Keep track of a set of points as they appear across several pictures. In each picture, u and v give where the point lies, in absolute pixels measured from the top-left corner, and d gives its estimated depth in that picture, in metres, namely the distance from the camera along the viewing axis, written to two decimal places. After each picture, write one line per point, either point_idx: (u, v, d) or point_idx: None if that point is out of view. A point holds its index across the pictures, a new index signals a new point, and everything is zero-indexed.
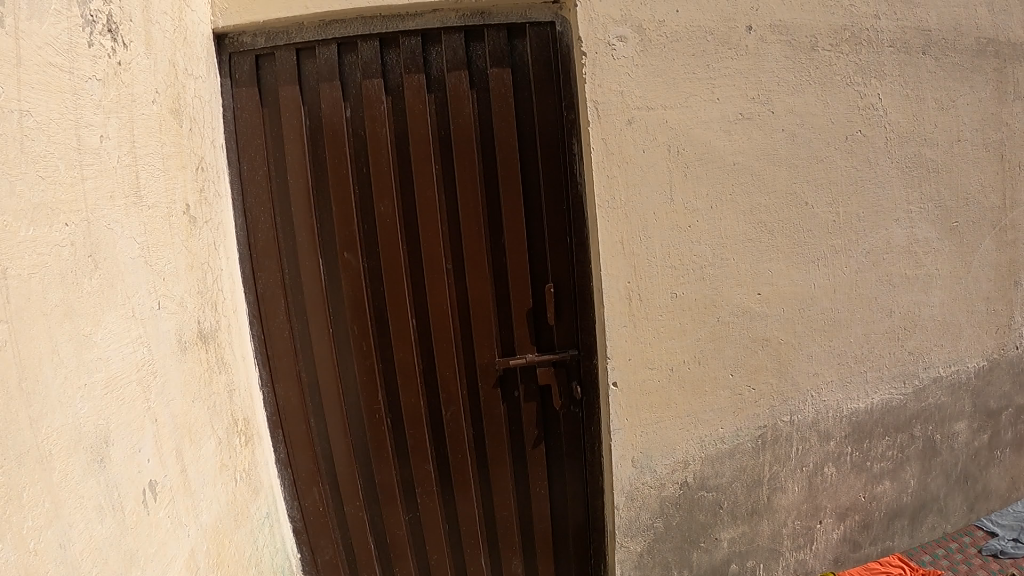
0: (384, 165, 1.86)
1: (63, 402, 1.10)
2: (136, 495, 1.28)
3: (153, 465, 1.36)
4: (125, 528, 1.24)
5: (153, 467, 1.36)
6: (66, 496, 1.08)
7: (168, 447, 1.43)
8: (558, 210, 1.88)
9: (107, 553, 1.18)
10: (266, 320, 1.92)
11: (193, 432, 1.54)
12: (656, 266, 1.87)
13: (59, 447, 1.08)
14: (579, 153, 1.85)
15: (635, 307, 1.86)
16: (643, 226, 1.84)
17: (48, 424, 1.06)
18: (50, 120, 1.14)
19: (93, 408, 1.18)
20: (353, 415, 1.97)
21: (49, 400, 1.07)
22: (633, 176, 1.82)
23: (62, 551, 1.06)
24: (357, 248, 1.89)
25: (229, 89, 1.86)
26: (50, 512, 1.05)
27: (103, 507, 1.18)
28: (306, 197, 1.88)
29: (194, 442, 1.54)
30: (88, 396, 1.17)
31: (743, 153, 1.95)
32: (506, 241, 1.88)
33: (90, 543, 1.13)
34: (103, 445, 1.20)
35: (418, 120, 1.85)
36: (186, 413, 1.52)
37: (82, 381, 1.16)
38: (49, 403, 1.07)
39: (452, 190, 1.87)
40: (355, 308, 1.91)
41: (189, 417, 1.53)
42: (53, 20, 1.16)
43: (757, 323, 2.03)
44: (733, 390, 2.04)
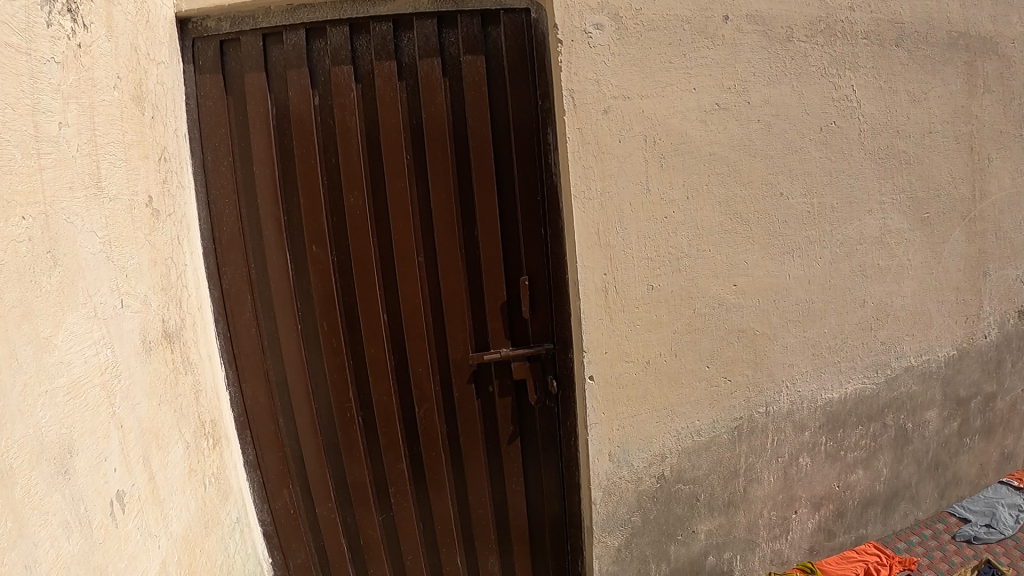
0: (353, 155, 1.80)
1: (24, 412, 1.04)
2: (103, 507, 1.22)
3: (120, 475, 1.30)
4: (94, 544, 1.18)
5: (119, 476, 1.29)
6: (29, 512, 1.02)
7: (135, 455, 1.36)
8: (534, 201, 1.84)
9: (74, 571, 1.12)
10: (232, 317, 1.87)
11: (160, 437, 1.48)
12: (633, 258, 1.83)
13: (20, 461, 1.02)
14: (554, 142, 1.81)
15: (611, 300, 1.82)
16: (619, 217, 1.80)
17: (9, 437, 1.00)
18: (7, 106, 1.07)
19: (56, 416, 1.12)
20: (324, 413, 1.92)
21: (9, 411, 1.00)
22: (609, 167, 1.79)
23: (27, 572, 1.00)
24: (326, 241, 1.83)
25: (192, 76, 1.80)
26: (14, 530, 0.99)
27: (70, 523, 1.12)
28: (273, 189, 1.82)
29: (161, 448, 1.48)
30: (50, 404, 1.11)
31: (719, 143, 1.93)
32: (481, 233, 1.83)
33: (56, 560, 1.08)
34: (68, 455, 1.14)
35: (389, 108, 1.79)
36: (152, 418, 1.46)
37: (43, 388, 1.10)
38: (10, 414, 1.00)
39: (424, 180, 1.82)
40: (324, 304, 1.85)
41: (156, 421, 1.47)
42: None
43: (733, 314, 2.02)
44: (709, 381, 2.04)
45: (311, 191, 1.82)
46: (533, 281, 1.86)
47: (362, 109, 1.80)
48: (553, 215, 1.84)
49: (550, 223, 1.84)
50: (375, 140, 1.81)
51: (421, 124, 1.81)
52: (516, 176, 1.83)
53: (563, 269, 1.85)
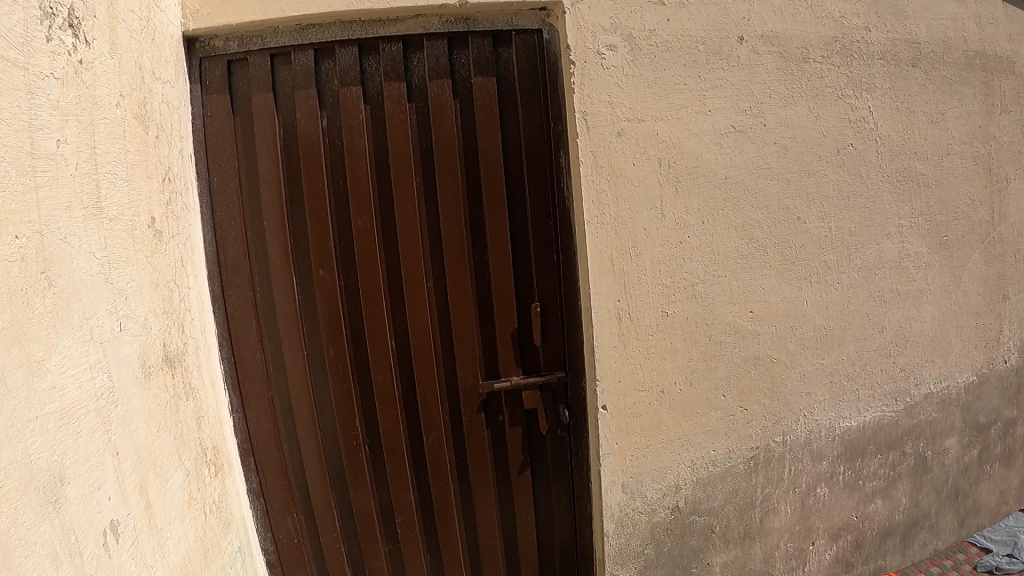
0: (362, 177, 1.77)
1: (12, 439, 0.99)
2: (96, 538, 1.17)
3: (114, 504, 1.25)
4: None
5: (114, 505, 1.24)
6: (13, 544, 0.97)
7: (130, 483, 1.31)
8: (546, 225, 1.79)
9: None
10: (237, 341, 1.82)
11: (157, 464, 1.43)
12: (647, 284, 1.78)
13: (6, 490, 0.97)
14: (567, 165, 1.77)
15: (625, 327, 1.77)
16: (633, 242, 1.75)
17: None
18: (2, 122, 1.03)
19: (46, 443, 1.08)
20: (330, 440, 1.87)
21: None
22: (623, 190, 1.74)
23: None
24: (333, 264, 1.79)
25: (199, 97, 1.77)
26: None
27: (59, 555, 1.07)
28: (280, 211, 1.78)
29: (159, 476, 1.43)
30: (40, 430, 1.06)
31: (736, 166, 1.89)
32: (491, 257, 1.79)
33: None
34: (58, 483, 1.09)
35: (398, 129, 1.76)
36: (150, 444, 1.41)
37: (33, 414, 1.05)
38: None
39: (434, 202, 1.78)
40: (331, 328, 1.81)
41: (154, 447, 1.42)
42: (8, 10, 1.05)
43: (748, 342, 1.95)
44: (724, 411, 1.97)
45: (318, 213, 1.78)
46: (545, 306, 1.81)
47: (371, 130, 1.77)
48: (565, 239, 1.79)
49: (562, 247, 1.79)
50: (383, 162, 1.77)
51: (431, 145, 1.77)
52: (528, 199, 1.79)
53: (575, 293, 1.80)
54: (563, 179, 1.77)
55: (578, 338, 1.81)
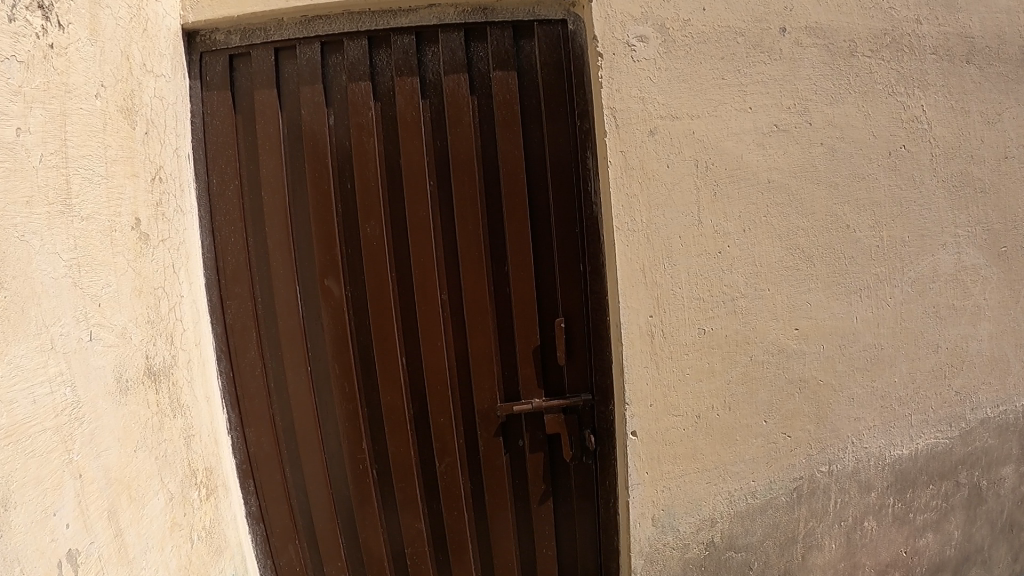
0: (370, 180, 1.62)
1: None
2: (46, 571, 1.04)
3: (74, 532, 1.11)
4: None
5: (73, 534, 1.11)
6: None
7: (96, 508, 1.18)
8: (571, 232, 1.63)
9: None
10: (236, 356, 1.69)
11: (133, 487, 1.29)
12: (683, 298, 1.62)
13: None
14: (595, 164, 1.60)
15: (658, 345, 1.60)
16: (668, 252, 1.59)
17: None
18: None
19: None
20: (335, 463, 1.73)
21: None
22: (656, 194, 1.58)
23: None
24: (339, 274, 1.64)
25: (199, 94, 1.65)
26: None
27: None
28: (283, 216, 1.64)
29: (134, 500, 1.30)
30: None
31: (779, 169, 1.73)
32: (511, 266, 1.63)
33: None
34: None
35: (411, 127, 1.61)
36: (125, 466, 1.27)
37: None
38: None
39: (449, 207, 1.63)
40: (336, 343, 1.66)
41: (129, 469, 1.28)
42: None
43: (794, 362, 1.80)
44: (766, 438, 1.81)
45: (324, 219, 1.64)
46: (570, 322, 1.65)
47: (381, 129, 1.63)
48: (593, 248, 1.62)
49: (589, 257, 1.63)
50: (394, 164, 1.63)
51: (445, 146, 1.62)
52: (551, 204, 1.63)
53: (603, 308, 1.63)
54: (589, 182, 1.61)
55: (606, 357, 1.65)
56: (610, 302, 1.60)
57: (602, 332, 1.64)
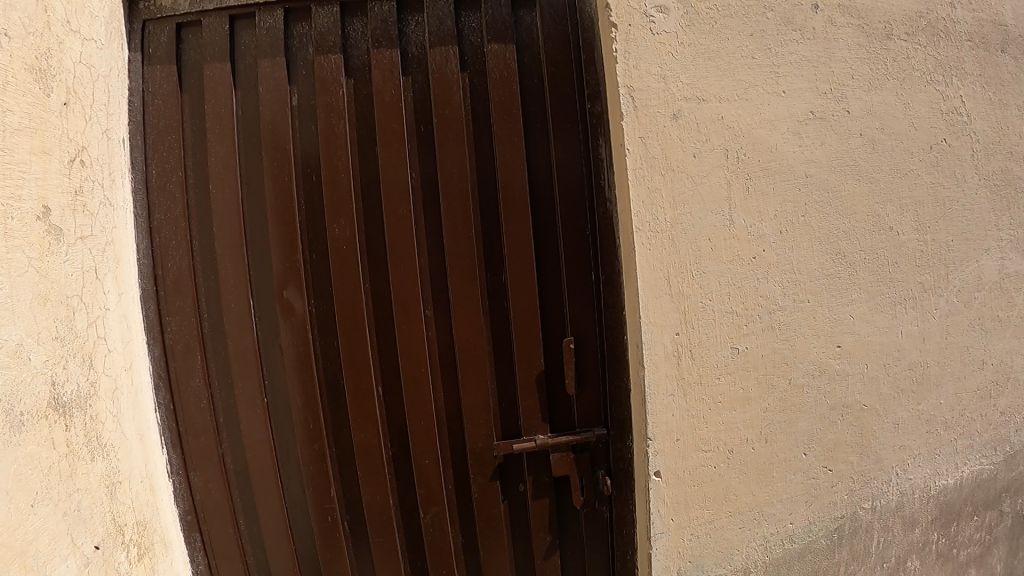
0: (340, 171, 1.34)
1: None
2: None
3: None
4: None
5: None
6: None
7: None
8: (581, 235, 1.37)
9: None
10: (178, 383, 1.40)
11: (27, 552, 1.02)
12: (713, 312, 1.37)
13: None
14: (609, 157, 1.34)
15: (685, 368, 1.37)
16: (697, 257, 1.34)
17: None
18: None
19: None
20: (298, 513, 1.44)
21: None
22: (682, 190, 1.33)
23: None
24: (301, 286, 1.36)
25: (139, 68, 1.38)
26: None
27: None
28: (235, 215, 1.36)
29: (30, 568, 1.02)
30: None
31: (818, 163, 1.50)
32: (509, 276, 1.36)
33: None
34: None
35: (388, 108, 1.33)
36: (14, 525, 1.00)
37: None
38: None
39: (434, 205, 1.36)
40: (299, 369, 1.38)
41: (20, 529, 1.01)
42: None
43: (837, 387, 1.58)
44: (807, 473, 1.60)
45: (283, 219, 1.36)
46: (580, 342, 1.38)
47: (354, 110, 1.36)
48: (607, 253, 1.35)
49: (603, 264, 1.36)
50: (369, 153, 1.35)
51: (431, 131, 1.35)
52: (557, 201, 1.37)
53: (620, 325, 1.36)
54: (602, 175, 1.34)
55: (624, 384, 1.38)
56: (628, 318, 1.34)
57: (620, 355, 1.37)
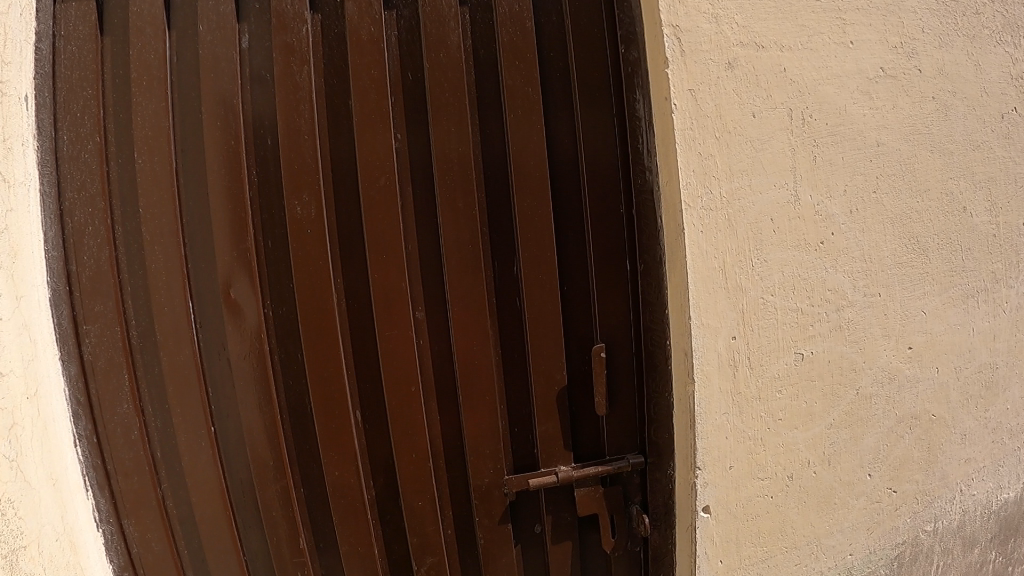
0: (302, 132, 0.99)
1: None
2: None
3: None
4: None
5: None
6: None
7: None
8: (612, 213, 1.07)
9: None
10: (102, 410, 1.09)
11: None
12: (776, 311, 1.10)
13: None
14: (649, 116, 1.03)
15: (743, 381, 1.10)
16: (758, 242, 1.06)
17: None
18: None
19: None
20: (260, 566, 1.15)
21: None
22: (739, 158, 1.04)
23: None
24: (254, 284, 1.06)
25: (49, 3, 1.06)
26: None
27: None
28: (170, 192, 1.06)
29: None
30: None
31: (889, 128, 1.25)
32: (526, 270, 1.04)
33: None
34: None
35: (369, 48, 0.99)
36: None
37: None
38: None
39: (429, 177, 1.02)
40: (251, 388, 1.08)
41: None
42: None
43: (905, 394, 1.35)
44: (869, 496, 1.34)
45: (228, 196, 1.05)
46: (609, 348, 1.09)
47: (322, 52, 1.01)
48: (647, 236, 1.04)
49: (641, 251, 1.06)
50: (341, 107, 1.01)
51: (425, 77, 1.01)
52: (581, 172, 1.06)
53: (664, 329, 1.05)
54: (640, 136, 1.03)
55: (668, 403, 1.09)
56: (673, 322, 1.04)
57: (665, 367, 1.07)
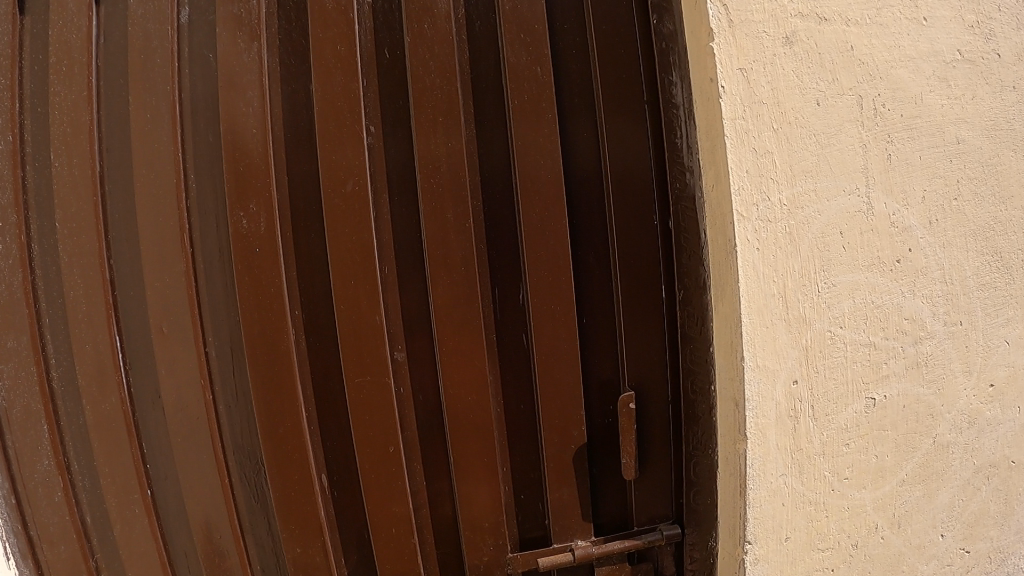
0: (246, 124, 0.76)
1: None
2: None
3: None
4: None
5: None
6: None
7: None
8: (646, 228, 0.82)
9: None
10: (21, 466, 0.86)
11: None
12: (845, 347, 0.90)
13: None
14: (689, 100, 0.80)
15: (806, 435, 0.88)
16: (825, 262, 0.86)
17: None
18: None
19: None
20: None
21: None
22: (797, 156, 0.83)
23: None
24: (193, 320, 0.82)
25: None
26: None
27: None
28: (93, 200, 0.83)
29: None
30: None
31: (969, 122, 1.04)
32: (540, 305, 0.79)
33: None
34: None
35: (332, 18, 0.76)
36: None
37: None
38: None
39: (412, 183, 0.77)
40: (192, 446, 0.86)
41: None
42: None
43: (986, 439, 1.11)
44: (941, 560, 1.09)
45: (157, 208, 0.81)
46: (642, 400, 0.85)
47: (272, 22, 0.78)
48: (686, 253, 0.82)
49: (679, 274, 0.83)
50: (294, 92, 0.78)
51: (403, 54, 0.77)
52: (608, 176, 0.81)
53: (708, 371, 0.83)
54: (675, 125, 0.81)
55: (712, 470, 0.85)
56: (720, 364, 0.81)
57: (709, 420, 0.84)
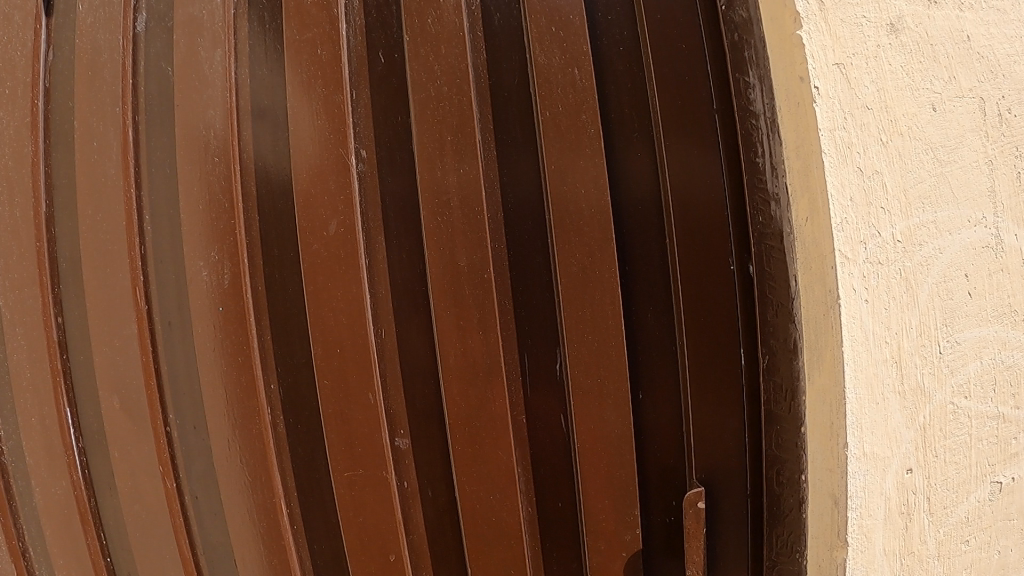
0: (207, 151, 0.61)
1: None
2: None
3: None
4: None
5: None
6: None
7: None
8: (718, 274, 0.63)
9: None
10: None
11: None
12: (969, 422, 0.70)
13: None
14: (773, 105, 0.61)
15: (919, 538, 0.68)
16: (948, 315, 0.67)
17: None
18: None
19: None
20: None
21: None
22: (907, 174, 0.64)
23: None
24: (149, 394, 0.64)
25: None
26: None
27: None
28: (41, 239, 0.66)
29: None
30: None
31: None
32: (583, 377, 0.60)
33: None
34: None
35: (311, 16, 0.61)
36: None
37: None
38: None
39: (415, 221, 0.60)
40: (149, 549, 0.67)
41: None
42: None
43: None
44: None
45: (105, 255, 0.64)
46: (711, 493, 0.67)
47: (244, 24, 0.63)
48: (772, 303, 0.62)
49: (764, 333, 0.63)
50: (267, 109, 0.62)
51: (403, 58, 0.61)
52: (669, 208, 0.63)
53: (799, 459, 0.63)
54: (756, 143, 0.62)
55: None
56: (815, 449, 0.62)
57: (798, 524, 0.64)
